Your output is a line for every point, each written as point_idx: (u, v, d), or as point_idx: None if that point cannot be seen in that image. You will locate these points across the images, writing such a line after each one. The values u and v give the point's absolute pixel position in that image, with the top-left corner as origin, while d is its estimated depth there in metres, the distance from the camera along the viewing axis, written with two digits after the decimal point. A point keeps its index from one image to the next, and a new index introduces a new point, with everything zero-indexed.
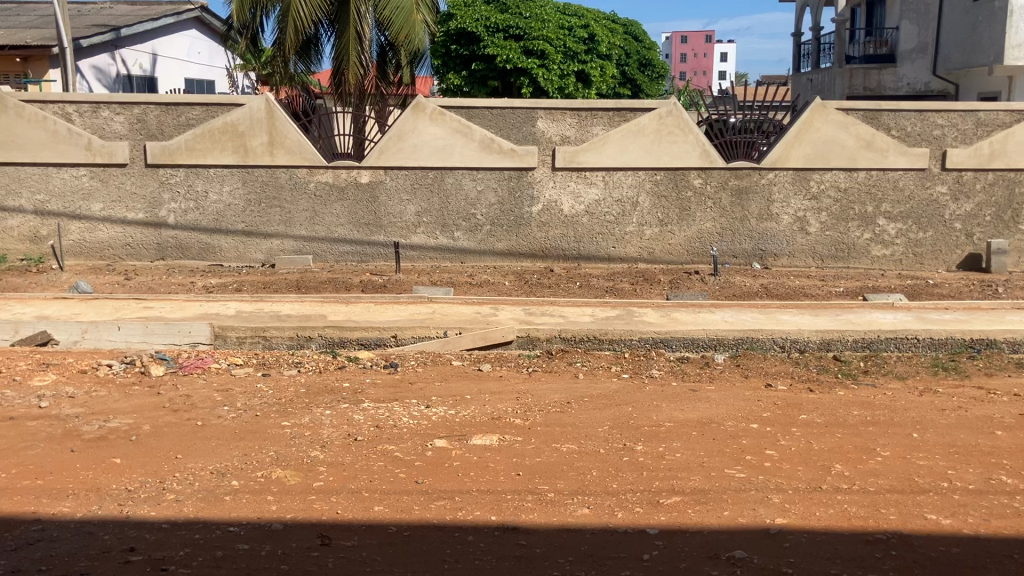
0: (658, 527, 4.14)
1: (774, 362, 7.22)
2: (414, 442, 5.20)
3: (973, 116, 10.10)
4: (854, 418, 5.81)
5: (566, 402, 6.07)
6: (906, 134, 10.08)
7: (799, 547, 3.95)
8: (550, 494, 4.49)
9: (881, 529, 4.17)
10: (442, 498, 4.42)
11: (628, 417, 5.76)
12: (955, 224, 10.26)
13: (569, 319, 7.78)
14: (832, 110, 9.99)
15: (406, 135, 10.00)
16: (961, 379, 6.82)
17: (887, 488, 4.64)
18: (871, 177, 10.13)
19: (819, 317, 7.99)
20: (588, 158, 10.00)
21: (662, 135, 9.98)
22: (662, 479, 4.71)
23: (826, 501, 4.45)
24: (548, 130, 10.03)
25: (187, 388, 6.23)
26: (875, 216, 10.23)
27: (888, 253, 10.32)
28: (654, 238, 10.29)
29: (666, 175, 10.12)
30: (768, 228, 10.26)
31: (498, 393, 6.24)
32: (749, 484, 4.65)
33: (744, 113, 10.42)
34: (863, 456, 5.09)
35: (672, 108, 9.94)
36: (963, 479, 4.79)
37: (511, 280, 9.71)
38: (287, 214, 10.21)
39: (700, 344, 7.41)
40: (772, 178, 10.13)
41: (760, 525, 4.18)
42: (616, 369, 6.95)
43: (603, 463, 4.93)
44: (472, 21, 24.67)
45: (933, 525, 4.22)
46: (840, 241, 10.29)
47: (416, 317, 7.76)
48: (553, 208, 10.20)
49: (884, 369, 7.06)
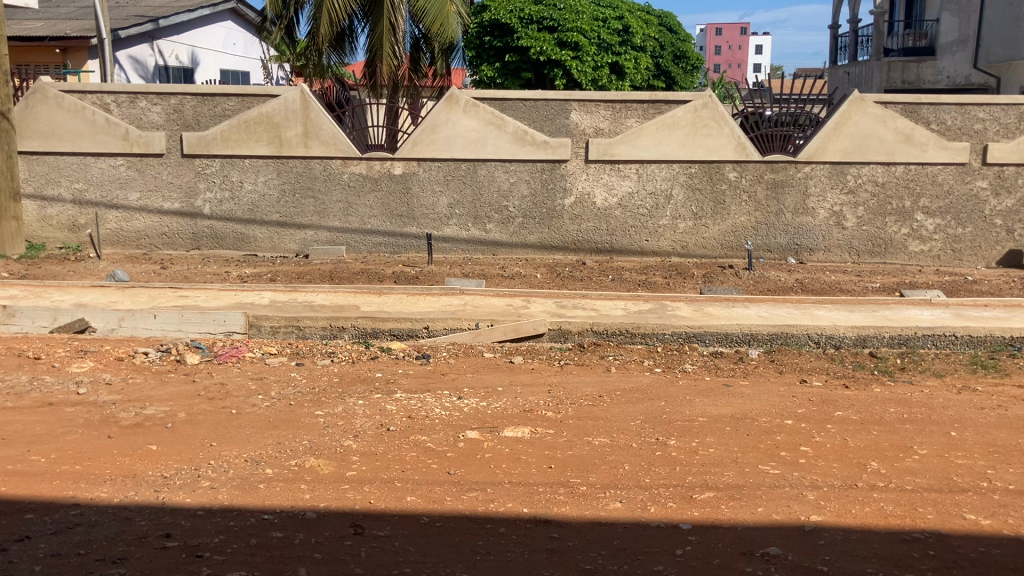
0: (691, 522, 4.12)
1: (810, 357, 7.14)
2: (447, 433, 5.21)
3: (1017, 110, 9.91)
4: (890, 415, 5.73)
5: (598, 395, 6.05)
6: (947, 128, 9.93)
7: (834, 545, 3.90)
8: (582, 487, 4.48)
9: (918, 528, 4.11)
10: (475, 490, 4.42)
11: (661, 411, 5.74)
12: (996, 220, 10.09)
13: (601, 312, 7.76)
14: (870, 103, 9.85)
15: (439, 127, 10.00)
16: (1001, 378, 6.70)
17: (925, 487, 4.57)
18: (910, 172, 9.97)
19: (855, 312, 7.90)
20: (622, 151, 9.95)
21: (697, 127, 9.91)
22: (695, 474, 4.68)
23: (862, 499, 4.39)
24: (582, 122, 10.01)
25: (221, 377, 6.29)
26: (913, 212, 10.08)
27: (925, 249, 10.17)
28: (687, 232, 10.22)
29: (700, 168, 10.04)
30: (804, 222, 10.15)
31: (531, 385, 6.23)
32: (783, 480, 4.61)
33: (781, 106, 10.27)
34: (900, 454, 5.03)
35: (707, 101, 9.91)
36: (1003, 479, 4.71)
37: (542, 272, 9.69)
38: (320, 206, 10.26)
39: (734, 339, 7.36)
40: (809, 172, 10.01)
41: (795, 521, 4.14)
42: (649, 363, 6.92)
43: (635, 457, 4.91)
44: (506, 13, 24.57)
45: (972, 525, 4.15)
46: (877, 236, 10.16)
47: (448, 308, 7.78)
48: (586, 201, 10.16)
49: (921, 366, 6.97)
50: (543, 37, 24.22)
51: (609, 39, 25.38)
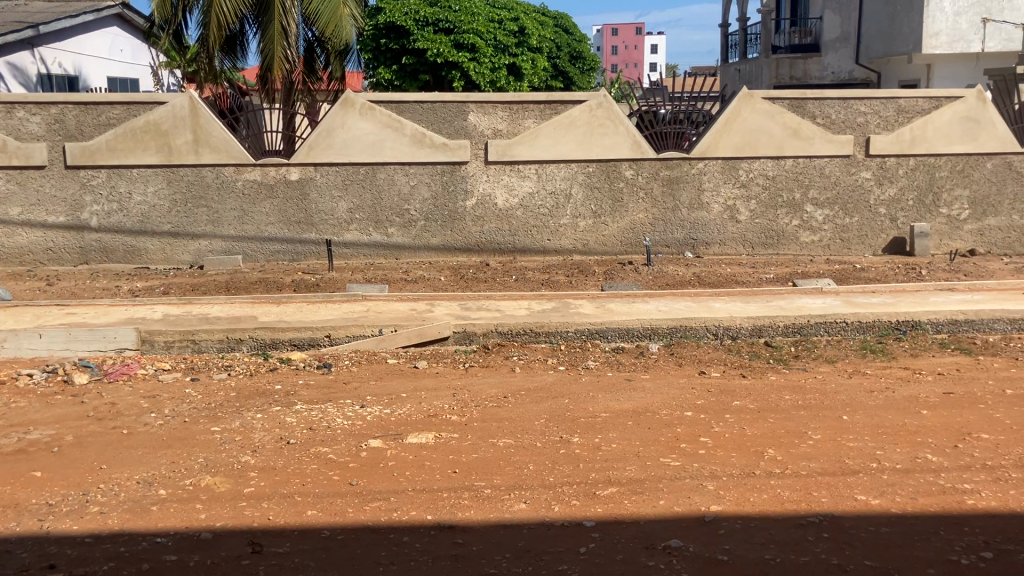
0: (594, 519, 4.13)
1: (708, 349, 7.30)
2: (348, 443, 5.12)
3: (895, 104, 10.31)
4: (785, 402, 5.89)
5: (503, 396, 6.04)
6: (831, 122, 10.28)
7: (733, 534, 3.98)
8: (486, 490, 4.46)
9: (812, 512, 4.22)
10: (378, 499, 4.35)
11: (565, 409, 5.77)
12: (880, 209, 10.49)
13: (505, 313, 7.76)
14: (758, 99, 10.13)
15: (335, 131, 9.84)
16: (889, 361, 6.98)
17: (819, 471, 4.71)
18: (798, 165, 10.29)
19: (751, 304, 8.10)
20: (521, 151, 9.98)
21: (593, 126, 10.02)
22: (599, 470, 4.71)
23: (759, 487, 4.49)
24: (480, 123, 9.98)
25: (112, 397, 6.03)
26: (803, 203, 10.40)
27: (816, 239, 10.50)
28: (588, 230, 10.32)
29: (598, 167, 10.15)
30: (700, 217, 10.37)
31: (435, 390, 6.17)
32: (684, 472, 4.68)
33: (675, 104, 10.49)
34: (795, 440, 5.17)
35: (602, 100, 10.02)
36: (891, 459, 4.88)
37: (446, 275, 9.64)
38: (214, 214, 9.98)
39: (636, 334, 7.45)
40: (702, 168, 10.23)
41: (695, 512, 4.20)
42: (553, 361, 6.97)
43: (539, 457, 4.91)
44: (400, 15, 24.33)
45: (863, 506, 4.29)
46: (769, 228, 10.44)
47: (350, 315, 7.65)
48: (487, 202, 10.16)
49: (814, 353, 7.20)
50: (439, 39, 23.95)
51: (506, 40, 25.49)
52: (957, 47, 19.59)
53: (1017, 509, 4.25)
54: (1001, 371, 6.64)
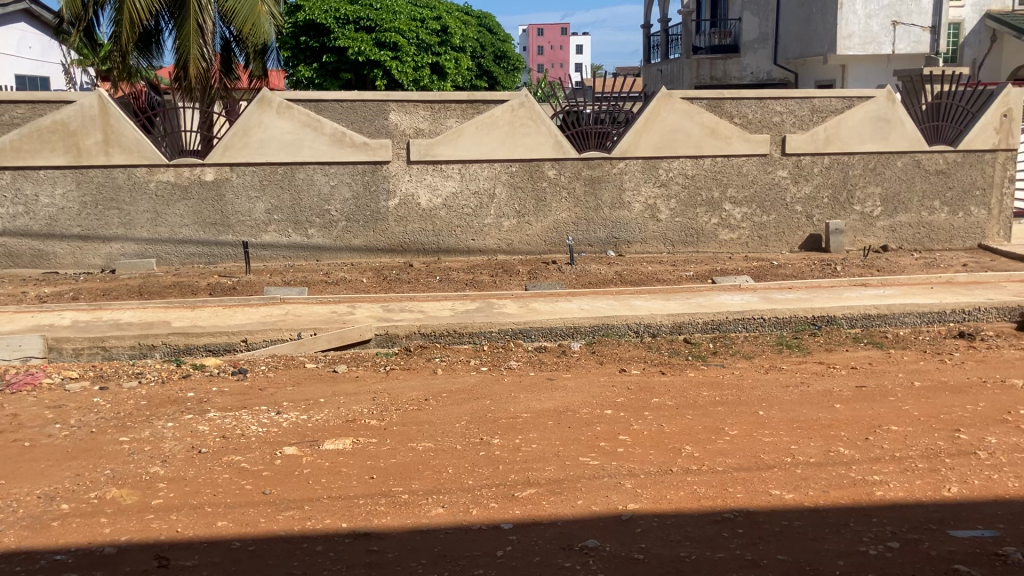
0: (512, 521, 4.10)
1: (629, 347, 7.35)
2: (262, 451, 4.99)
3: (809, 103, 10.54)
4: (703, 399, 5.95)
5: (423, 399, 5.98)
6: (748, 121, 10.46)
7: (649, 532, 3.99)
8: (403, 495, 4.39)
9: (727, 507, 4.27)
10: (292, 508, 4.25)
11: (486, 410, 5.73)
12: (796, 207, 10.71)
13: (427, 314, 7.69)
14: (677, 99, 10.25)
15: (252, 130, 9.63)
16: (804, 356, 7.11)
17: (735, 466, 4.76)
18: (717, 164, 10.44)
19: (671, 301, 8.18)
20: (442, 151, 9.92)
21: (515, 125, 10.01)
22: (518, 472, 4.68)
23: (676, 484, 4.52)
24: (401, 122, 9.89)
25: (14, 408, 5.78)
26: (722, 202, 10.56)
27: (735, 237, 10.68)
28: (511, 230, 10.31)
29: (521, 167, 10.14)
30: (622, 216, 10.44)
31: (354, 394, 6.07)
32: (602, 471, 4.68)
33: (598, 104, 10.48)
34: (712, 436, 5.22)
35: (524, 100, 10.02)
36: (805, 453, 4.97)
37: (368, 276, 9.52)
38: (126, 216, 9.68)
39: (558, 333, 7.46)
40: (623, 167, 10.30)
41: (612, 511, 4.21)
42: (475, 363, 6.92)
43: (459, 460, 4.86)
44: (321, 13, 23.98)
45: (777, 500, 4.35)
46: (690, 227, 10.58)
47: (267, 319, 7.49)
48: (409, 202, 10.06)
49: (732, 349, 7.30)
50: (360, 37, 23.71)
51: (428, 39, 25.35)
52: (869, 49, 20.30)
53: (924, 499, 4.36)
54: (911, 363, 6.83)
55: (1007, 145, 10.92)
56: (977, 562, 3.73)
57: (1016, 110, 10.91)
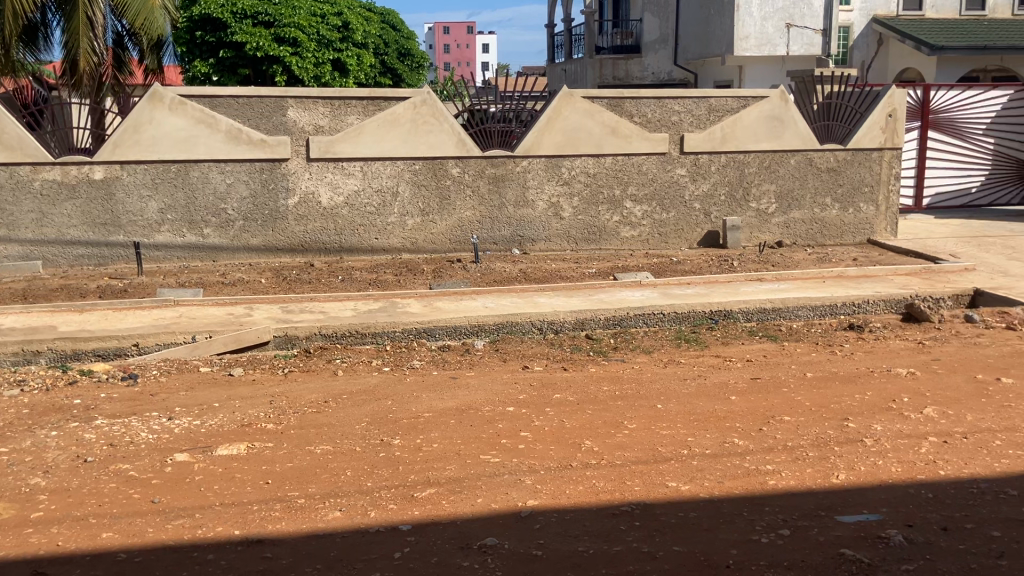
0: (411, 522, 4.06)
1: (532, 344, 7.37)
2: (152, 458, 4.82)
3: (705, 103, 10.77)
4: (603, 393, 6.01)
5: (323, 401, 5.87)
6: (647, 120, 10.62)
7: (548, 528, 4.00)
8: (299, 500, 4.30)
9: (625, 501, 4.31)
10: (182, 517, 4.11)
11: (386, 411, 5.66)
12: (695, 204, 10.93)
13: (328, 314, 7.56)
14: (578, 98, 10.36)
15: (143, 126, 9.31)
16: (702, 349, 7.27)
17: (633, 460, 4.82)
18: (618, 162, 10.58)
19: (574, 298, 8.24)
20: (343, 149, 9.77)
21: (417, 123, 9.95)
22: (418, 472, 4.64)
23: (575, 479, 4.55)
24: (300, 119, 9.70)
25: None
26: (623, 200, 10.70)
27: (636, 234, 10.83)
28: (414, 229, 10.22)
29: (424, 164, 10.07)
30: (525, 214, 10.47)
31: (250, 398, 5.93)
32: (503, 468, 4.68)
33: (504, 103, 10.54)
34: (611, 430, 5.28)
35: (426, 97, 9.97)
36: (701, 444, 5.06)
37: (267, 277, 9.31)
38: (9, 217, 9.23)
39: (462, 332, 7.43)
40: (526, 166, 10.33)
41: (512, 508, 4.21)
42: (377, 363, 6.83)
43: (358, 462, 4.79)
44: (217, 7, 23.33)
45: (674, 492, 4.42)
46: (592, 224, 10.68)
47: (160, 322, 7.24)
48: (310, 201, 9.88)
49: (633, 344, 7.40)
50: (258, 32, 23.24)
51: (330, 35, 24.96)
52: (764, 50, 20.93)
53: (813, 486, 4.49)
54: (803, 355, 7.04)
55: (892, 144, 11.38)
56: (862, 546, 3.86)
57: (900, 110, 11.38)
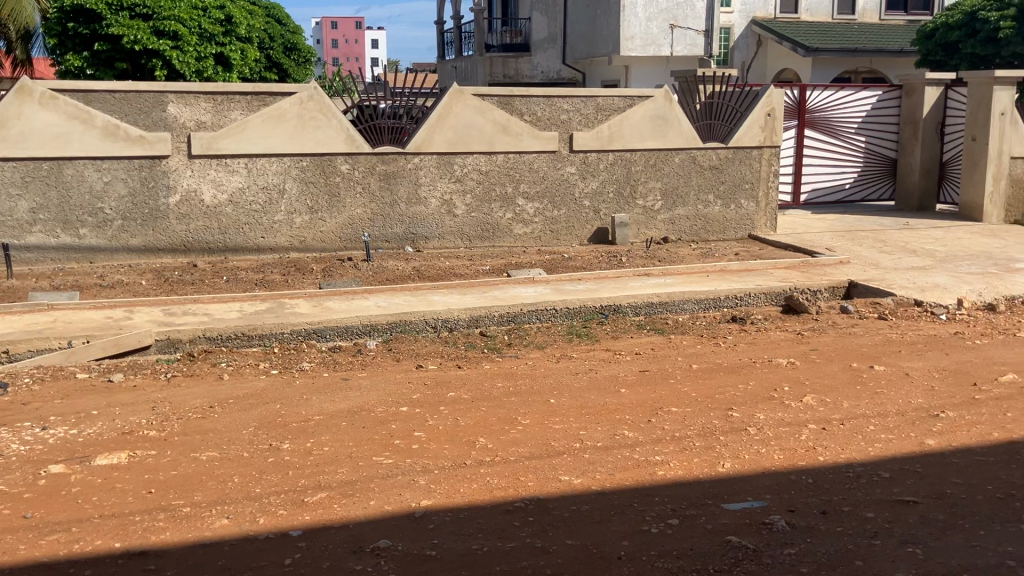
0: (301, 528, 3.98)
1: (425, 342, 7.33)
2: (24, 471, 4.58)
3: (594, 102, 10.92)
4: (497, 390, 6.03)
5: (209, 406, 5.69)
6: (537, 119, 10.71)
7: (442, 527, 3.98)
8: (184, 509, 4.16)
9: (518, 497, 4.33)
10: (56, 531, 3.92)
11: (276, 414, 5.54)
12: (585, 201, 11.07)
13: (214, 317, 7.33)
14: (468, 96, 10.38)
15: (11, 122, 8.84)
16: (593, 344, 7.37)
17: (527, 455, 4.85)
18: (509, 160, 10.62)
19: (466, 295, 8.24)
20: (227, 145, 9.52)
21: (305, 119, 9.77)
22: (309, 476, 4.55)
23: (469, 477, 4.55)
24: (181, 114, 9.39)
25: None
26: (514, 197, 10.75)
27: (528, 231, 10.90)
28: (303, 227, 10.03)
29: (312, 161, 9.90)
30: (417, 211, 10.40)
31: (130, 405, 5.69)
32: (396, 469, 4.64)
33: (396, 99, 10.44)
34: (505, 427, 5.30)
35: (313, 93, 9.81)
36: (593, 438, 5.13)
37: (148, 279, 8.96)
38: None
39: (353, 332, 7.33)
40: (417, 163, 10.27)
41: (405, 509, 4.17)
42: (265, 366, 6.67)
43: (246, 468, 4.67)
44: None
45: (566, 486, 4.46)
46: (484, 221, 10.69)
47: (32, 328, 6.87)
48: (193, 199, 9.56)
49: (526, 340, 7.45)
50: None
51: None
52: (649, 50, 21.40)
53: (700, 476, 4.62)
54: (689, 347, 7.23)
55: (771, 142, 11.80)
56: (747, 532, 3.98)
57: (778, 109, 11.81)
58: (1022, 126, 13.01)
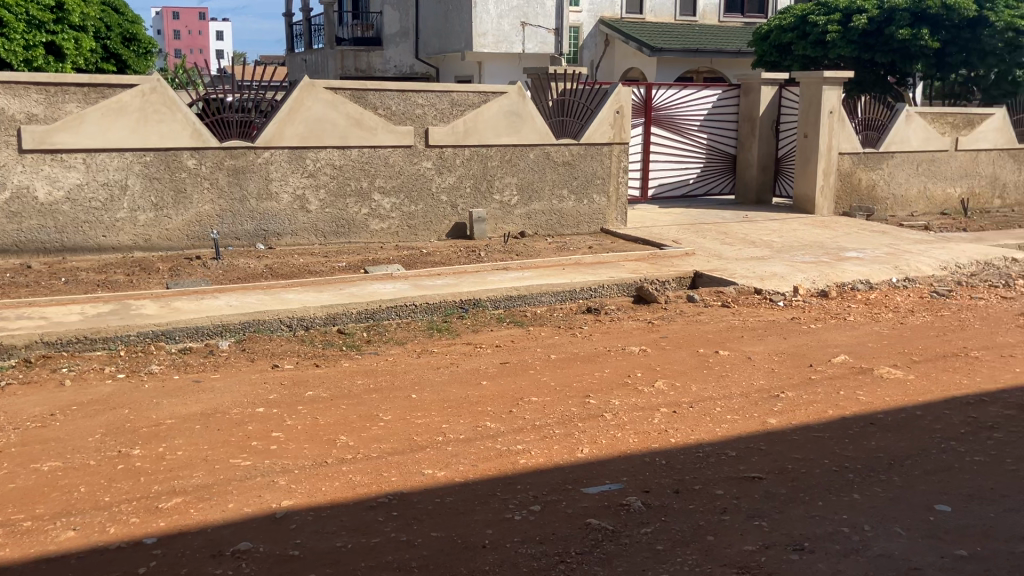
0: (155, 535, 3.84)
1: (281, 342, 7.17)
2: None
3: (448, 97, 10.94)
4: (357, 387, 5.98)
5: (49, 414, 5.39)
6: (392, 113, 10.64)
7: (304, 527, 3.93)
8: (25, 523, 3.93)
9: (382, 492, 4.32)
10: None
11: (124, 420, 5.30)
12: (441, 196, 11.10)
13: (52, 320, 6.94)
14: (320, 89, 10.22)
15: None
16: (453, 338, 7.41)
17: (389, 451, 4.83)
18: (363, 154, 10.52)
19: (323, 293, 8.11)
20: (62, 139, 9.01)
21: (147, 112, 9.39)
22: (162, 482, 4.39)
23: (331, 475, 4.50)
24: (10, 106, 8.79)
25: None
26: (370, 192, 10.65)
27: (384, 226, 10.82)
28: (148, 225, 9.61)
29: (156, 156, 9.50)
30: (269, 208, 10.15)
31: None
32: (254, 470, 4.53)
33: (242, 92, 10.11)
34: (366, 424, 5.26)
35: (156, 85, 9.44)
36: (454, 430, 5.17)
37: None
38: None
39: (205, 332, 7.08)
40: (268, 158, 10.03)
41: (266, 510, 4.09)
42: (110, 370, 6.36)
43: (92, 477, 4.45)
44: None
45: (429, 479, 4.48)
46: (339, 217, 10.54)
47: None
48: (25, 196, 9.00)
49: (385, 336, 7.41)
50: None
51: None
52: (501, 48, 21.62)
53: (560, 462, 4.73)
54: (547, 338, 7.38)
55: (620, 139, 12.16)
56: (606, 514, 4.11)
57: (627, 107, 12.17)
58: (849, 124, 13.94)
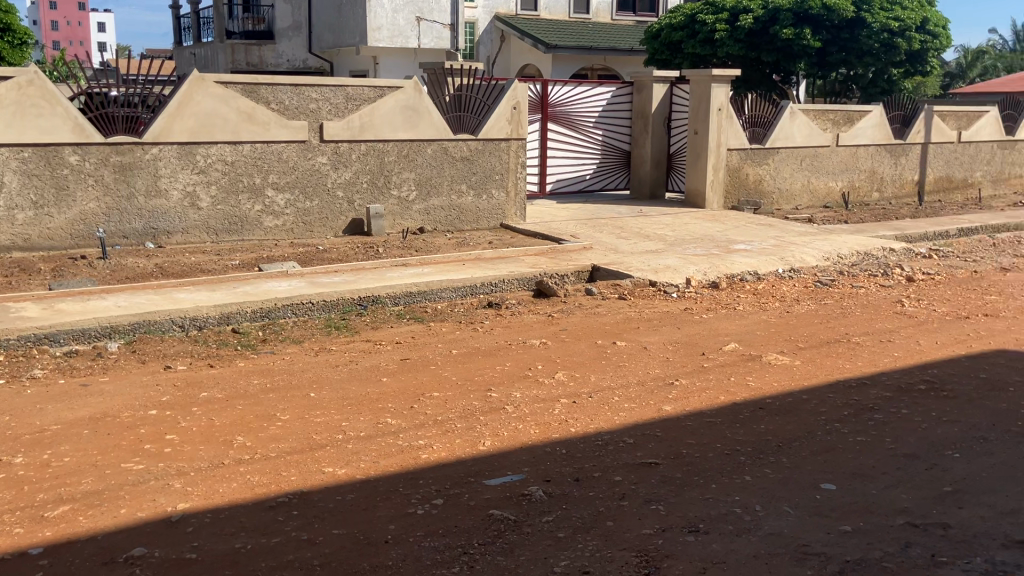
0: (42, 545, 3.69)
1: (173, 343, 6.97)
2: None
3: (343, 91, 10.81)
4: (254, 387, 5.87)
5: None
6: (285, 107, 10.46)
7: (202, 529, 3.84)
8: None
9: (281, 492, 4.26)
10: None
11: (5, 427, 5.07)
12: (337, 192, 10.96)
13: None
14: (210, 83, 9.97)
15: None
16: (351, 335, 7.35)
17: (287, 450, 4.77)
18: (256, 150, 10.30)
19: (216, 292, 7.92)
20: None
21: (24, 106, 9.01)
22: (48, 490, 4.22)
23: (228, 476, 4.41)
24: None
25: None
26: (263, 188, 10.44)
27: (279, 223, 10.61)
28: (27, 224, 9.18)
29: (35, 152, 9.09)
30: (157, 205, 9.84)
31: None
32: (147, 474, 4.41)
33: (128, 86, 9.73)
34: (264, 423, 5.17)
35: (33, 77, 9.08)
36: (355, 428, 5.13)
37: None
38: None
39: (92, 334, 6.82)
40: (156, 153, 9.73)
41: (161, 514, 3.98)
42: None
43: None
44: None
45: (330, 477, 4.45)
46: (232, 214, 10.30)
47: None
48: None
49: (281, 335, 7.29)
50: None
51: None
52: (396, 42, 21.50)
53: (462, 456, 4.75)
54: (447, 333, 7.39)
55: (517, 134, 12.23)
56: (508, 505, 4.16)
57: (523, 103, 12.26)
58: (736, 120, 14.40)
